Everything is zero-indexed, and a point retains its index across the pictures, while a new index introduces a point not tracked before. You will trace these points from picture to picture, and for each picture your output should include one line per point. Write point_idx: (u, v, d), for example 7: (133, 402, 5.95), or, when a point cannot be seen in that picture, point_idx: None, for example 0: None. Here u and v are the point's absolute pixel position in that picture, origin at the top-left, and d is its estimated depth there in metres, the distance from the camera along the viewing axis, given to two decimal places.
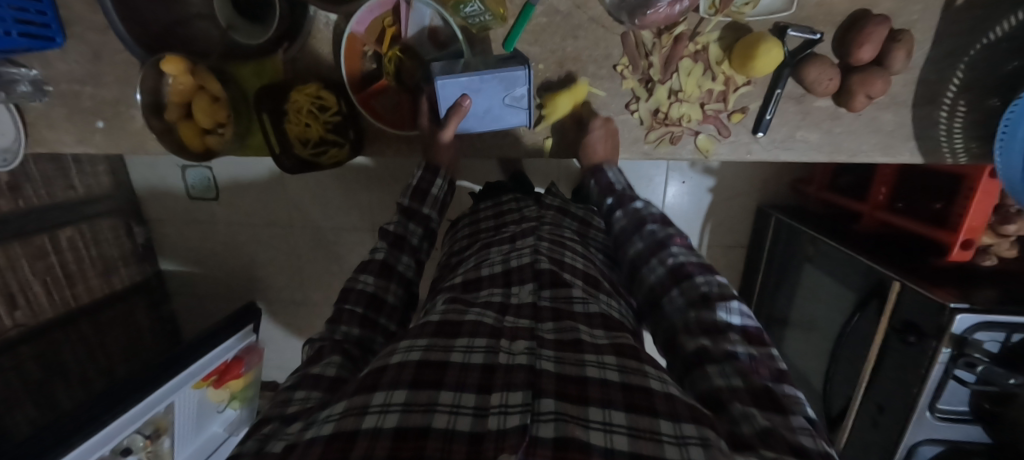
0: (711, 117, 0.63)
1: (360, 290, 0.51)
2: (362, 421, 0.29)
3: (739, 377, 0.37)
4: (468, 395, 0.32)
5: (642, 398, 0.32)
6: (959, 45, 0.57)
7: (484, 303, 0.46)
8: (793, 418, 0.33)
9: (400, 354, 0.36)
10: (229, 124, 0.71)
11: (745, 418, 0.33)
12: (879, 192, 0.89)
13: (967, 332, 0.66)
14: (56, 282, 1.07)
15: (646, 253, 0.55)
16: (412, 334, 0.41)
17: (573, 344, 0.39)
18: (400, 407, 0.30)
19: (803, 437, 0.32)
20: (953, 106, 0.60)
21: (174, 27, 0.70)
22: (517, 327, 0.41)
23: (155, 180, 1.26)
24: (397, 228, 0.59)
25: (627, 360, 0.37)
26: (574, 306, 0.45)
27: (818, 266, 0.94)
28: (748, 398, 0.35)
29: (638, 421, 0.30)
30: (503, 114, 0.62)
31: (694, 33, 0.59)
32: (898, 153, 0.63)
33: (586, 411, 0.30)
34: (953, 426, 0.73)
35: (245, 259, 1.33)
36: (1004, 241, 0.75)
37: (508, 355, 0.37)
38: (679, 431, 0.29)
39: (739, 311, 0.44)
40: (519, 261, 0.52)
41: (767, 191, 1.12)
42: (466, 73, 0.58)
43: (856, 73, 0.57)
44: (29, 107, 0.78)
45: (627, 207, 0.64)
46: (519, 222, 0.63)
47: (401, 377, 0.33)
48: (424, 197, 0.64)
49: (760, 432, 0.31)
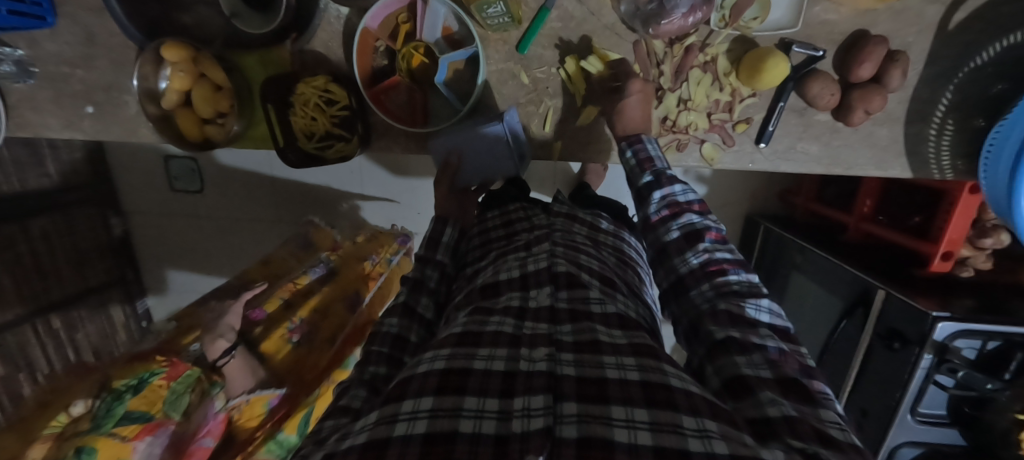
0: (717, 127, 0.65)
1: (385, 333, 0.48)
2: (392, 428, 0.28)
3: (769, 368, 0.36)
4: (492, 400, 0.32)
5: (662, 394, 0.31)
6: (949, 68, 0.61)
7: (502, 309, 0.45)
8: (822, 411, 0.33)
9: (425, 364, 0.36)
10: (232, 114, 0.69)
11: (772, 403, 0.32)
12: (864, 204, 0.92)
13: (948, 339, 0.69)
14: (26, 274, 1.02)
15: (680, 245, 0.51)
16: (435, 344, 0.40)
17: (592, 345, 0.38)
18: (427, 413, 0.29)
19: (833, 430, 0.31)
20: (942, 125, 0.64)
21: (175, 12, 0.68)
22: (536, 334, 0.40)
23: (136, 168, 1.20)
24: (414, 273, 0.57)
25: (645, 359, 0.36)
26: (591, 307, 0.44)
27: (806, 274, 0.97)
28: (776, 388, 0.34)
29: (659, 416, 0.29)
30: (495, 162, 0.69)
31: (704, 44, 0.61)
32: (891, 167, 0.67)
33: (608, 410, 0.30)
34: (932, 429, 0.78)
35: (193, 225, 1.26)
36: (981, 254, 0.79)
37: (528, 363, 0.36)
38: (700, 425, 0.28)
39: (769, 308, 0.44)
40: (536, 265, 0.51)
41: (755, 201, 1.16)
42: (451, 138, 0.65)
43: (855, 90, 0.60)
44: (12, 88, 0.75)
45: (665, 191, 0.54)
46: (531, 230, 0.62)
47: (427, 385, 0.32)
48: (436, 246, 0.61)
49: (782, 417, 0.30)
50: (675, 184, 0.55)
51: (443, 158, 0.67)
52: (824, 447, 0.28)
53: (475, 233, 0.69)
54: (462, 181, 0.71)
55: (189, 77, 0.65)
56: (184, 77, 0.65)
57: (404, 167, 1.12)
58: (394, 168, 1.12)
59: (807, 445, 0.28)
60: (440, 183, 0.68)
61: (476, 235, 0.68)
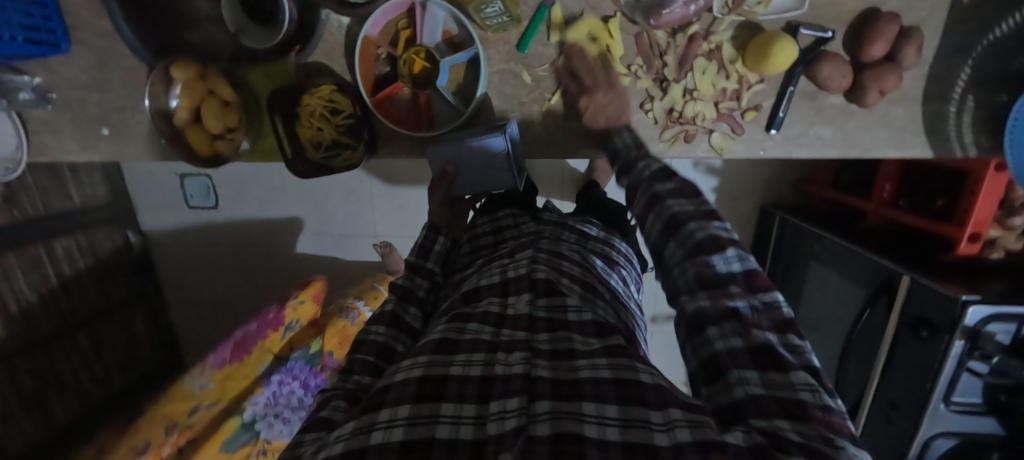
0: (725, 115, 0.64)
1: (371, 341, 0.49)
2: (369, 438, 0.28)
3: (739, 337, 0.37)
4: (469, 406, 0.32)
5: (633, 391, 0.32)
6: (967, 42, 0.58)
7: (482, 316, 0.45)
8: (795, 374, 0.33)
9: (403, 372, 0.36)
10: (241, 129, 0.70)
11: (741, 384, 0.33)
12: (885, 189, 0.90)
13: (978, 324, 0.67)
14: (53, 294, 1.06)
15: (646, 210, 0.54)
16: (412, 352, 0.40)
17: (567, 352, 0.38)
18: (404, 421, 0.29)
19: (803, 394, 0.31)
20: (961, 101, 0.61)
21: (185, 33, 0.70)
22: (513, 341, 0.41)
23: (155, 188, 1.24)
24: (405, 283, 0.58)
25: (618, 358, 0.37)
26: (568, 315, 0.44)
27: (826, 264, 0.95)
28: (748, 361, 0.35)
29: (629, 412, 0.30)
30: (493, 175, 0.69)
31: (708, 32, 0.60)
32: (909, 147, 0.64)
33: (580, 406, 0.31)
34: (966, 418, 0.75)
35: (214, 245, 1.29)
36: (1011, 234, 0.76)
37: (504, 367, 0.36)
38: (668, 418, 0.30)
39: (736, 257, 0.43)
40: (516, 271, 0.52)
41: (769, 190, 1.14)
42: (448, 145, 0.66)
43: (867, 70, 0.58)
44: (31, 115, 0.77)
45: (634, 169, 0.59)
46: (518, 237, 0.64)
47: (405, 394, 0.32)
48: (428, 254, 0.63)
49: (748, 398, 0.32)
50: (642, 162, 0.59)
51: (440, 168, 0.68)
52: (788, 421, 0.30)
53: (467, 240, 0.70)
54: (460, 190, 0.72)
55: (199, 94, 0.67)
56: (194, 94, 0.67)
57: (413, 174, 1.12)
58: (404, 175, 1.13)
59: (769, 423, 0.30)
60: (437, 189, 0.69)
61: (468, 240, 0.69)
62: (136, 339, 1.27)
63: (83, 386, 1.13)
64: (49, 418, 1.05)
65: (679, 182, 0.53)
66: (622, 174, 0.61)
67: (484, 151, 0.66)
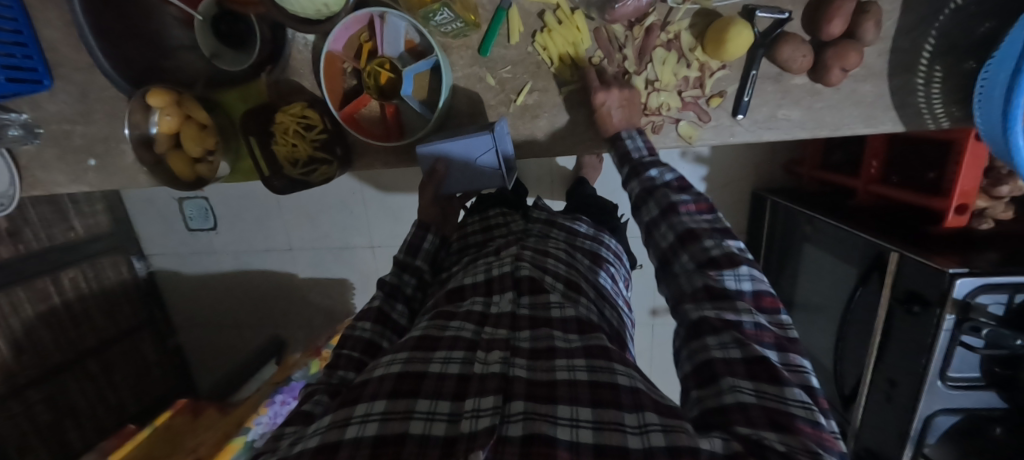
0: (690, 104, 0.64)
1: (357, 336, 0.50)
2: (344, 432, 0.30)
3: (738, 348, 0.37)
4: (444, 403, 0.32)
5: (608, 393, 0.33)
6: (928, 13, 0.58)
7: (465, 313, 0.45)
8: (787, 389, 0.34)
9: (383, 367, 0.37)
10: (220, 151, 0.72)
11: (732, 391, 0.34)
12: (871, 165, 0.88)
13: (968, 296, 0.65)
14: (61, 324, 1.09)
15: (657, 220, 0.52)
16: (394, 348, 0.41)
17: (547, 351, 0.38)
18: (379, 415, 0.30)
19: (794, 408, 0.33)
20: (929, 72, 0.60)
21: (161, 61, 0.72)
22: (493, 338, 0.40)
23: (154, 214, 1.26)
24: (393, 279, 0.58)
25: (597, 359, 0.37)
26: (551, 312, 0.44)
27: (818, 245, 0.94)
28: (744, 371, 0.36)
29: (603, 414, 0.31)
30: (480, 173, 0.69)
31: (665, 22, 0.60)
32: (880, 123, 0.64)
33: (555, 409, 0.31)
34: (965, 394, 0.73)
35: (214, 266, 1.31)
36: (999, 203, 0.75)
37: (483, 365, 0.36)
38: (642, 421, 0.31)
39: (749, 276, 0.44)
40: (500, 269, 0.52)
41: (760, 174, 1.13)
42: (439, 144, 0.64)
43: (828, 48, 0.57)
44: (22, 151, 0.80)
45: (642, 177, 0.56)
46: (505, 236, 0.64)
47: (382, 388, 0.33)
48: (417, 252, 0.62)
49: (738, 404, 0.33)
50: (650, 169, 0.56)
51: (429, 167, 0.66)
52: (773, 431, 0.31)
53: (457, 238, 0.70)
54: (449, 190, 0.70)
55: (176, 120, 0.69)
56: (171, 121, 0.69)
57: (403, 183, 1.14)
58: (393, 184, 1.14)
59: (754, 431, 0.31)
60: (427, 189, 0.66)
61: (457, 239, 0.70)
62: (146, 363, 1.30)
63: (98, 412, 1.16)
64: (65, 444, 1.08)
65: (695, 194, 0.52)
66: (631, 178, 0.58)
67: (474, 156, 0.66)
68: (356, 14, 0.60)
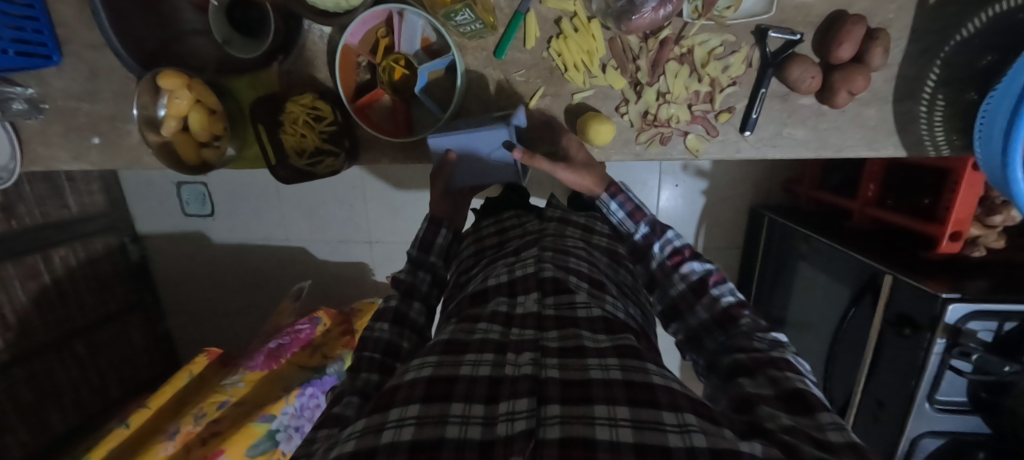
0: (699, 118, 0.65)
1: (376, 339, 0.50)
2: (379, 437, 0.29)
3: (770, 386, 0.39)
4: (478, 406, 0.32)
5: (644, 393, 0.32)
6: (932, 43, 0.59)
7: (490, 315, 0.46)
8: (821, 416, 0.35)
9: (413, 372, 0.37)
10: (226, 136, 0.73)
11: (771, 418, 0.35)
12: (868, 189, 0.90)
13: (960, 322, 0.66)
14: (49, 303, 1.07)
15: (686, 294, 0.57)
16: (422, 353, 0.41)
17: (576, 350, 0.39)
18: (414, 420, 0.30)
19: (831, 433, 0.33)
20: (932, 100, 0.62)
21: (172, 44, 0.71)
22: (521, 340, 0.41)
23: (151, 196, 1.26)
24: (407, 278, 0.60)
25: (628, 360, 0.37)
26: (577, 312, 0.45)
27: (813, 264, 0.96)
28: (776, 404, 0.37)
29: (641, 413, 0.30)
30: (490, 166, 0.69)
31: (679, 36, 0.62)
32: (882, 147, 0.65)
33: (592, 409, 0.30)
34: (951, 417, 0.74)
35: (209, 252, 1.30)
36: (992, 232, 0.76)
37: (513, 368, 0.36)
38: (680, 420, 0.30)
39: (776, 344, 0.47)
40: (523, 270, 0.53)
41: (759, 191, 1.15)
42: (452, 133, 0.63)
43: (837, 71, 0.59)
44: (23, 125, 0.79)
45: (662, 241, 0.63)
46: (521, 236, 0.63)
47: (414, 393, 0.33)
48: (429, 248, 0.65)
49: (782, 428, 0.33)
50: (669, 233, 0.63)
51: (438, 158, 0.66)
52: (822, 450, 0.30)
53: (470, 240, 0.70)
54: (460, 182, 0.70)
55: (185, 104, 0.67)
56: (181, 104, 0.67)
57: (410, 180, 1.14)
58: (399, 179, 1.14)
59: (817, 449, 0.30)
60: (437, 182, 0.68)
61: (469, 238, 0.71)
62: (134, 348, 1.29)
63: (82, 395, 1.13)
64: (46, 427, 1.05)
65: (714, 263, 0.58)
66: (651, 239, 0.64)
67: (486, 149, 0.66)
68: (375, 10, 0.60)
